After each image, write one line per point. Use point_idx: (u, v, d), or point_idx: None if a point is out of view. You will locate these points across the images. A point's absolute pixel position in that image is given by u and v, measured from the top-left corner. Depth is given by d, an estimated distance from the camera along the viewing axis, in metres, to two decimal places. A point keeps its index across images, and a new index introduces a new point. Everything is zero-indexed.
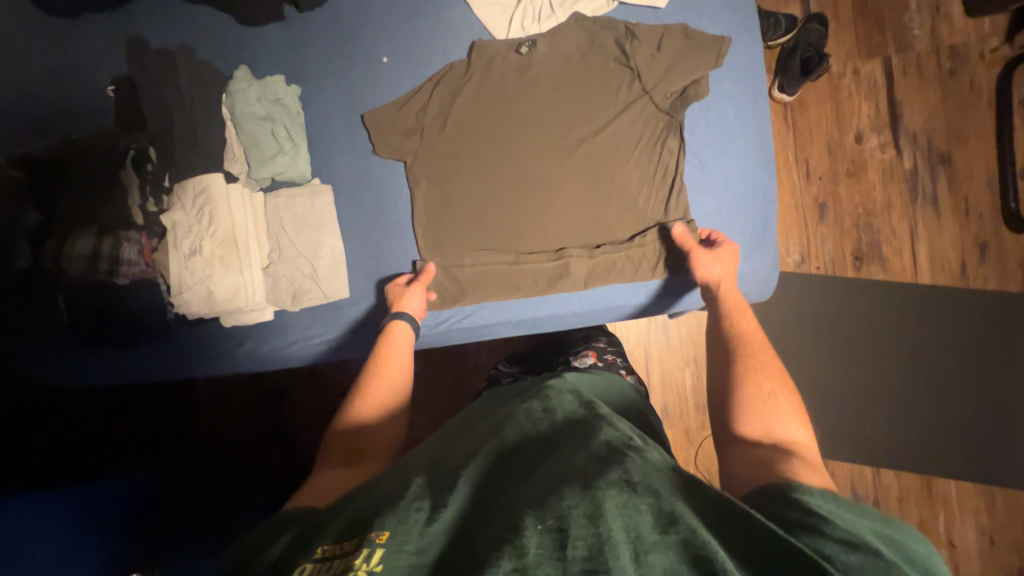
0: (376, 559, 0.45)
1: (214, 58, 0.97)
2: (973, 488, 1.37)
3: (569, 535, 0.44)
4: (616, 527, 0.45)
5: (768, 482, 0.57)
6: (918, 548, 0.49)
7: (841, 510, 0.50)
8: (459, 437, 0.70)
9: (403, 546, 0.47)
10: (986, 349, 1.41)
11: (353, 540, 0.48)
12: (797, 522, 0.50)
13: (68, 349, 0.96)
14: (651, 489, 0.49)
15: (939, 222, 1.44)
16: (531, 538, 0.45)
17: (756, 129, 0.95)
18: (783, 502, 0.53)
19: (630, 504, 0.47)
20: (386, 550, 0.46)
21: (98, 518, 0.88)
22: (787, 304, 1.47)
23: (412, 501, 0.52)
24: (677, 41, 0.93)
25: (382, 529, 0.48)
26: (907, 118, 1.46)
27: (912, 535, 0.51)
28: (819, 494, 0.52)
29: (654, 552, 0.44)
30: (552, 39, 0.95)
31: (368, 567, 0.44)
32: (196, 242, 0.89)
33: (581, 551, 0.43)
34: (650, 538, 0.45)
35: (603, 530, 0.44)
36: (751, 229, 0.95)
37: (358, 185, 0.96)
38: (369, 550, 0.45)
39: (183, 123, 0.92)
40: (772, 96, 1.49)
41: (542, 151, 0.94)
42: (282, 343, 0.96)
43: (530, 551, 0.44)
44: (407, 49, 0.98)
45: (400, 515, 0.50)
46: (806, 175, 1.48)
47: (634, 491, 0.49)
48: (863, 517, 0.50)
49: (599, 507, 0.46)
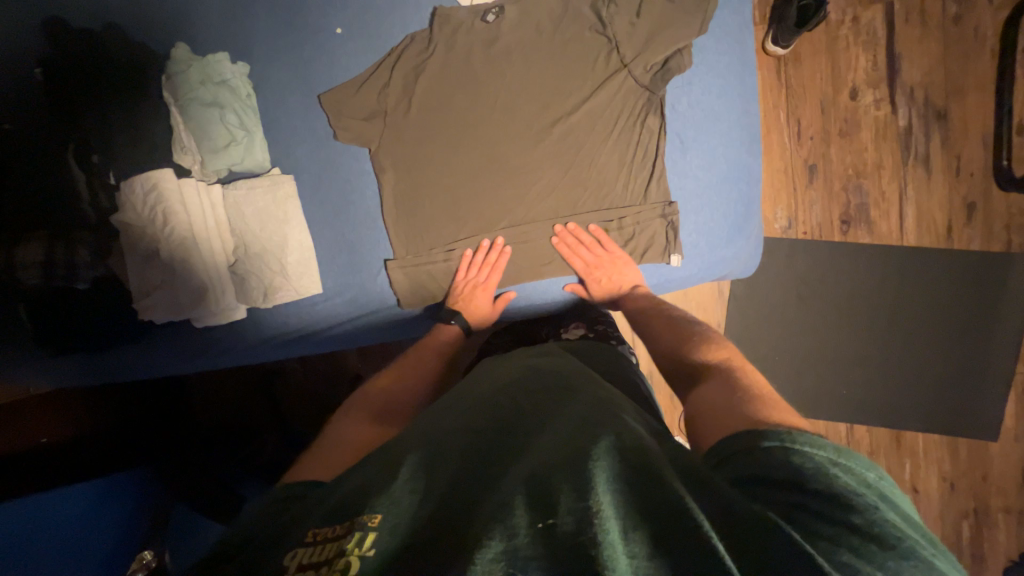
0: (368, 543, 0.43)
1: (152, 36, 0.89)
2: (940, 440, 1.44)
3: (557, 514, 0.42)
4: (606, 501, 0.43)
5: (723, 437, 0.54)
6: (873, 475, 0.47)
7: (797, 446, 0.48)
8: (450, 408, 0.68)
9: (394, 530, 0.45)
10: (966, 310, 1.43)
11: (346, 523, 0.46)
12: (755, 473, 0.47)
13: (25, 355, 0.90)
14: (640, 457, 0.48)
15: (929, 182, 1.41)
16: (521, 518, 0.42)
17: (740, 103, 0.90)
18: (742, 457, 0.49)
19: (619, 478, 0.46)
20: (378, 534, 0.44)
21: (100, 510, 0.92)
22: (772, 270, 1.46)
23: (404, 481, 0.50)
24: (657, 6, 0.85)
25: (375, 512, 0.46)
26: (905, 71, 1.38)
27: (867, 461, 0.48)
28: (773, 435, 0.50)
29: (640, 530, 0.41)
30: (523, 5, 0.86)
31: (359, 552, 0.42)
32: (152, 246, 0.85)
33: (570, 527, 0.41)
34: (637, 515, 0.42)
35: (593, 504, 0.42)
36: (733, 215, 0.92)
37: (322, 176, 0.91)
38: (361, 534, 0.43)
39: (124, 115, 0.85)
40: (765, 50, 1.40)
41: (523, 119, 0.88)
42: (259, 340, 0.94)
43: (520, 532, 0.41)
44: (363, 20, 0.89)
45: (390, 493, 0.48)
46: (797, 136, 1.42)
47: (622, 462, 0.47)
48: (817, 450, 0.48)
49: (588, 478, 0.44)
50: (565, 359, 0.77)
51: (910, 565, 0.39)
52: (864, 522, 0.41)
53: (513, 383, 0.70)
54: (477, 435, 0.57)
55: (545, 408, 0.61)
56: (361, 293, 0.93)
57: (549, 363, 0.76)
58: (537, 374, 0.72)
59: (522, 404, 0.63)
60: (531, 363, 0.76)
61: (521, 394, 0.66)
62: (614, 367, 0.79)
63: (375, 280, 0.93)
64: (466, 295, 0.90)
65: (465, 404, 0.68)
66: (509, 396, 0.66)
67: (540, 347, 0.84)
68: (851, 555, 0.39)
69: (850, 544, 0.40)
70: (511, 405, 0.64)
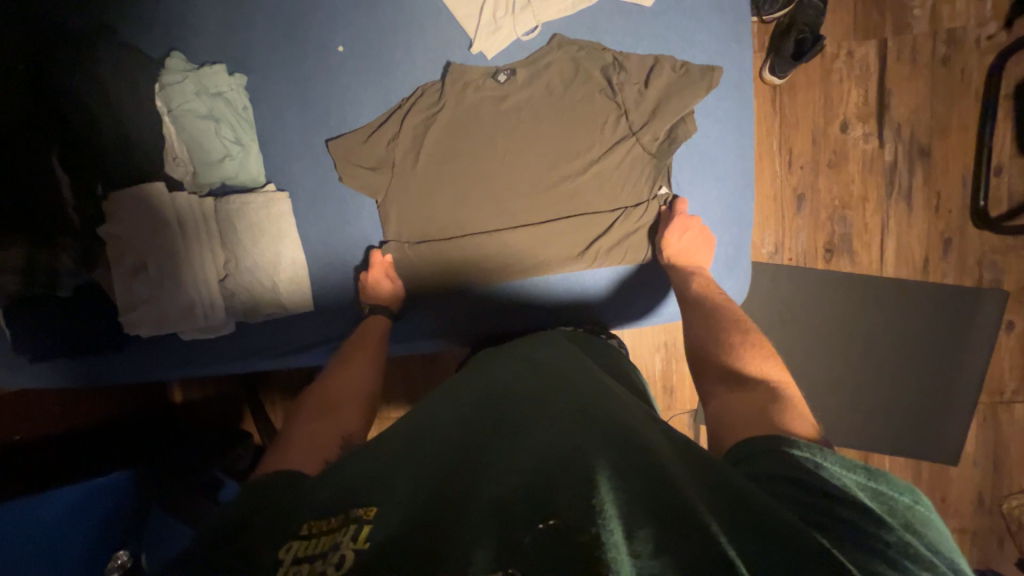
0: (364, 536, 0.43)
1: (145, 40, 0.87)
2: (903, 463, 1.51)
3: (561, 512, 0.43)
4: (609, 501, 0.43)
5: (757, 438, 0.58)
6: (906, 501, 0.48)
7: (826, 463, 0.51)
8: (449, 394, 0.67)
9: (388, 519, 0.44)
10: (937, 341, 1.49)
11: (341, 514, 0.46)
12: (780, 476, 0.50)
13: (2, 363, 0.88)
14: (643, 461, 0.48)
15: (910, 216, 1.46)
16: (521, 515, 0.43)
17: (736, 147, 0.91)
18: (775, 462, 0.52)
19: (623, 476, 0.47)
20: (373, 526, 0.44)
21: (79, 513, 0.89)
22: (756, 293, 1.50)
23: (399, 475, 0.50)
24: (666, 76, 0.86)
25: (371, 506, 0.46)
26: (894, 107, 1.42)
27: (904, 486, 0.50)
28: (804, 446, 0.53)
29: (646, 527, 0.42)
30: (534, 67, 0.88)
31: (355, 546, 0.42)
32: (141, 257, 0.83)
33: (572, 524, 0.41)
34: (642, 514, 0.43)
35: (596, 503, 0.43)
36: (723, 256, 0.94)
37: (317, 195, 0.90)
38: (357, 528, 0.43)
39: (113, 122, 0.83)
40: (762, 79, 1.42)
41: (534, 162, 0.88)
42: (246, 356, 0.93)
43: (520, 530, 0.42)
44: (366, 39, 0.88)
45: (389, 490, 0.48)
46: (788, 165, 1.45)
47: (626, 467, 0.48)
48: (848, 471, 0.50)
49: (592, 479, 0.45)
50: (567, 350, 0.78)
51: None
52: (898, 536, 0.43)
53: (512, 373, 0.70)
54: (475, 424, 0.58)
55: (545, 399, 0.62)
56: (352, 314, 0.93)
57: (551, 351, 0.76)
58: (538, 365, 0.71)
59: (522, 394, 0.63)
60: (533, 351, 0.77)
61: (519, 383, 0.67)
62: (608, 362, 0.79)
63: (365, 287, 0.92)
64: (370, 269, 0.88)
65: (461, 391, 0.68)
66: (509, 385, 0.66)
67: (540, 336, 0.84)
68: (872, 567, 0.41)
69: (878, 552, 0.42)
70: (512, 396, 0.63)
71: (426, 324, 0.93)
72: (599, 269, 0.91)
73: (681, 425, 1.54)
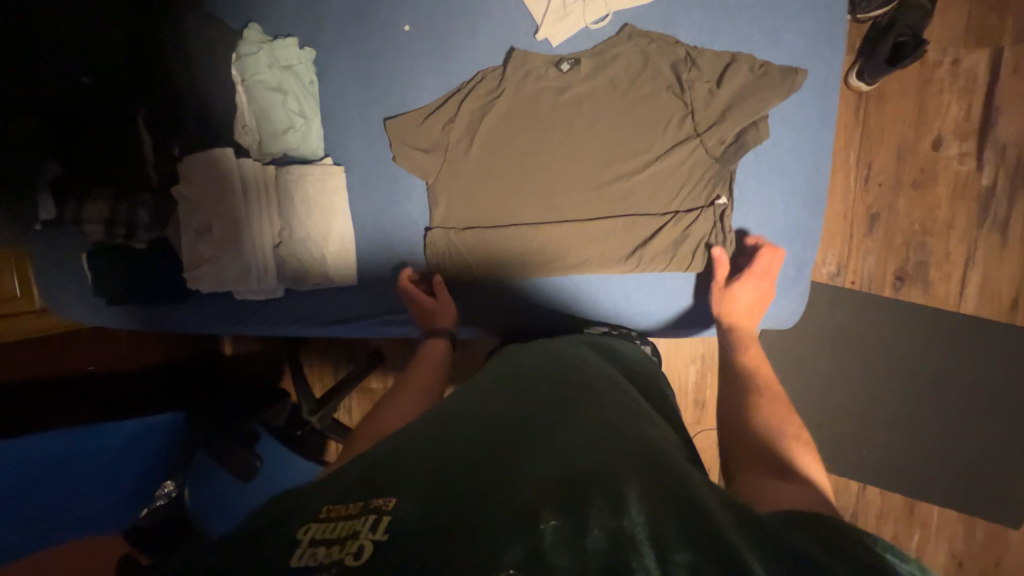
0: (383, 528, 0.42)
1: (226, 9, 0.90)
2: (955, 517, 1.38)
3: (588, 526, 0.42)
4: (639, 521, 0.42)
5: (805, 508, 0.52)
6: None
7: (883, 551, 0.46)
8: (474, 391, 0.67)
9: (408, 512, 0.44)
10: (1015, 390, 1.34)
11: (360, 501, 0.45)
12: (837, 544, 0.45)
13: (85, 302, 0.97)
14: (675, 483, 0.47)
15: (1003, 249, 1.30)
16: (546, 520, 0.42)
17: (810, 158, 0.84)
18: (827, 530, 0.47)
19: (654, 495, 0.45)
20: (392, 517, 0.43)
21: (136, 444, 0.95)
22: (810, 315, 1.40)
23: (418, 465, 0.50)
24: (741, 77, 0.80)
25: (391, 496, 0.45)
26: (1002, 126, 1.26)
27: None
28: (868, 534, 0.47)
29: (682, 550, 0.40)
30: (599, 58, 0.84)
31: (373, 537, 0.41)
32: (207, 218, 0.89)
33: (600, 544, 0.41)
34: (674, 535, 0.41)
35: (626, 525, 0.42)
36: (780, 274, 0.87)
37: (371, 172, 0.92)
38: (376, 518, 0.43)
39: (195, 88, 0.89)
40: (847, 83, 1.30)
41: (589, 157, 0.85)
42: (290, 321, 0.97)
43: (545, 537, 0.41)
44: (432, 19, 0.88)
45: (409, 483, 0.47)
46: (865, 180, 1.33)
47: (656, 483, 0.46)
48: (906, 563, 0.46)
49: (621, 495, 0.44)
50: (600, 359, 0.76)
51: None
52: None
53: (539, 375, 0.69)
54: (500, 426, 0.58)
55: (573, 408, 0.61)
56: (392, 292, 0.95)
57: (583, 360, 0.74)
58: (568, 372, 0.70)
59: (549, 400, 0.63)
60: (563, 355, 0.75)
61: (544, 386, 0.66)
62: (639, 370, 0.77)
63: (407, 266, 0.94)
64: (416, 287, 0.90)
65: (485, 387, 0.68)
66: (534, 387, 0.66)
67: (580, 345, 0.79)
68: None
69: None
70: (537, 398, 0.63)
71: (464, 311, 0.93)
72: (642, 276, 0.89)
73: (709, 441, 1.48)
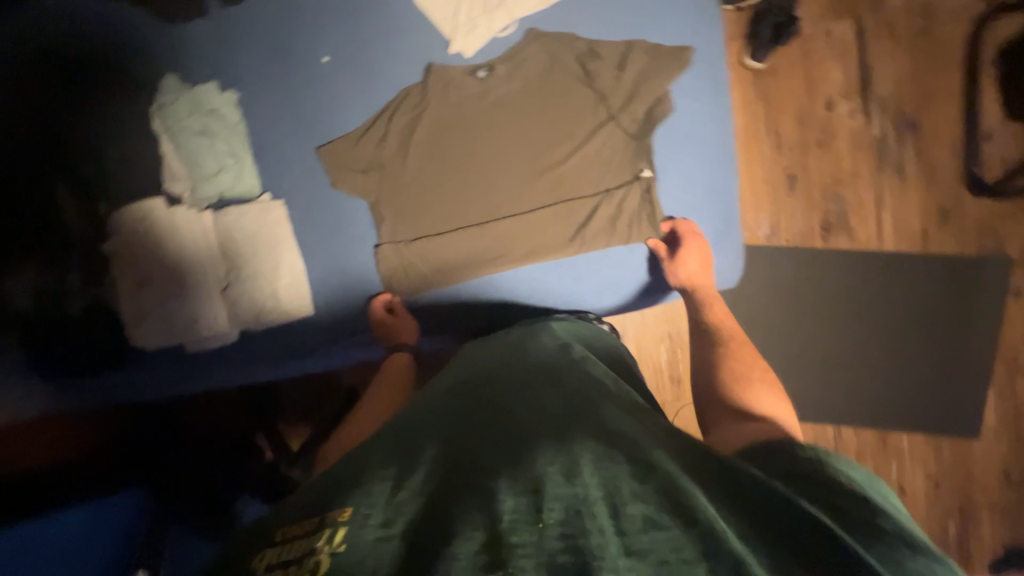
0: (339, 538, 0.41)
1: (137, 62, 0.90)
2: (924, 440, 1.47)
3: (546, 498, 0.43)
4: (593, 484, 0.44)
5: (761, 445, 0.60)
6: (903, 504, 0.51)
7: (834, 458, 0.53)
8: (432, 393, 0.67)
9: (367, 520, 0.43)
10: (944, 313, 1.47)
11: (315, 518, 0.44)
12: (787, 470, 0.53)
13: (17, 385, 0.90)
14: (628, 443, 0.49)
15: (905, 189, 1.45)
16: (506, 501, 0.43)
17: (715, 124, 0.93)
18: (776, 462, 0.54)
19: (606, 458, 0.47)
20: (349, 528, 0.42)
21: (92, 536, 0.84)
22: (757, 276, 1.49)
23: (377, 472, 0.49)
24: (639, 60, 0.90)
25: (346, 507, 0.44)
26: (878, 83, 1.43)
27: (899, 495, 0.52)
28: (817, 447, 0.55)
29: (634, 503, 0.42)
30: (512, 63, 0.90)
31: (330, 549, 0.40)
32: (147, 271, 0.87)
33: (558, 513, 0.42)
34: (628, 491, 0.43)
35: (581, 491, 0.43)
36: (712, 231, 0.94)
37: (310, 200, 0.92)
38: (333, 531, 0.41)
39: (115, 144, 0.88)
40: (743, 64, 1.44)
41: (518, 153, 0.90)
42: (250, 365, 0.94)
43: (504, 517, 0.41)
44: (350, 48, 0.91)
45: (364, 489, 0.46)
46: (777, 147, 1.46)
47: (610, 446, 0.49)
48: (858, 468, 0.52)
49: (576, 463, 0.46)
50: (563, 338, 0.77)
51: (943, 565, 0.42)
52: (892, 524, 0.45)
53: (494, 366, 0.70)
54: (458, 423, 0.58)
55: (528, 391, 0.62)
56: (351, 315, 0.94)
57: (538, 340, 0.76)
58: (523, 357, 0.71)
59: (505, 388, 0.63)
60: (518, 341, 0.76)
61: (500, 376, 0.67)
62: (600, 346, 0.81)
63: (361, 287, 0.94)
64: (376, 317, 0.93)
65: (442, 389, 0.68)
66: (490, 378, 0.67)
67: (542, 329, 0.80)
68: (879, 549, 0.42)
69: (879, 536, 0.44)
70: (492, 389, 0.64)
71: (428, 320, 0.95)
72: (591, 256, 0.92)
73: (691, 415, 1.52)
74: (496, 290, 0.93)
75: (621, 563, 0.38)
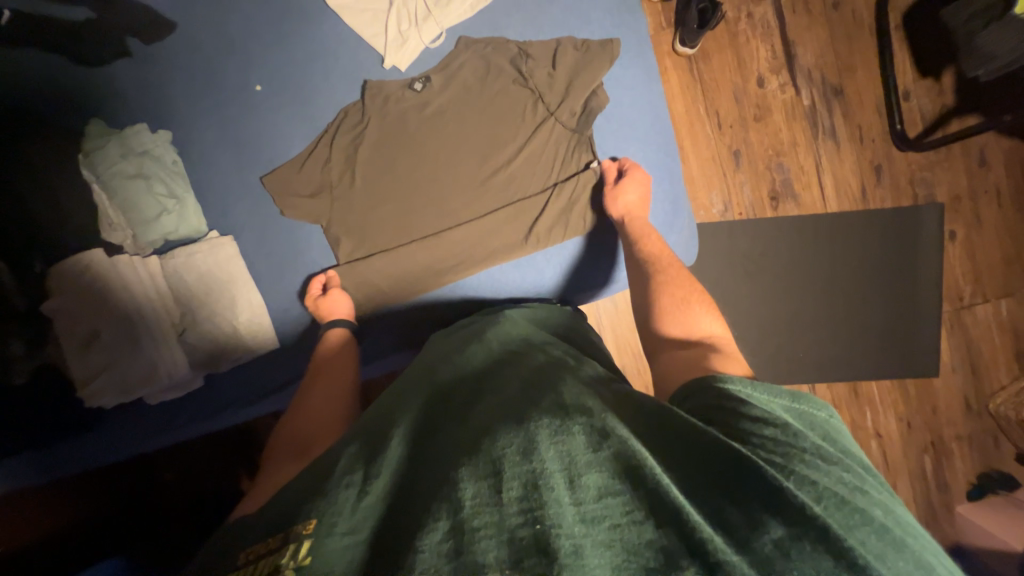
0: (303, 552, 0.42)
1: (59, 112, 0.86)
2: (891, 384, 1.55)
3: (504, 478, 0.43)
4: (550, 458, 0.44)
5: (692, 379, 0.60)
6: (823, 416, 0.54)
7: (754, 390, 0.54)
8: (397, 394, 0.66)
9: (333, 527, 0.44)
10: (891, 262, 1.56)
11: (280, 535, 0.45)
12: (714, 406, 0.54)
13: None
14: (584, 411, 0.50)
15: (840, 151, 1.54)
16: (466, 488, 0.43)
17: (651, 111, 0.97)
18: (706, 393, 0.55)
19: (561, 431, 0.47)
20: (315, 539, 0.43)
21: None
22: (716, 251, 1.54)
23: (342, 477, 0.48)
24: (569, 55, 0.91)
25: (310, 519, 0.44)
26: (801, 55, 1.52)
27: (819, 404, 0.55)
28: (737, 380, 0.55)
29: (590, 472, 0.43)
30: (447, 72, 0.91)
31: (295, 563, 0.41)
32: (91, 326, 0.82)
33: (515, 491, 0.42)
34: (583, 460, 0.45)
35: (538, 466, 0.44)
36: (662, 211, 0.97)
37: (262, 230, 0.91)
38: (297, 545, 0.42)
39: (40, 197, 0.82)
40: (676, 51, 1.49)
41: (463, 156, 0.91)
42: (219, 408, 0.91)
43: (465, 504, 0.42)
44: (283, 75, 0.90)
45: (329, 498, 0.46)
46: (718, 126, 1.52)
47: (567, 417, 0.49)
48: (776, 395, 0.54)
49: (533, 440, 0.46)
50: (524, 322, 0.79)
51: (848, 473, 0.46)
52: (812, 445, 0.48)
53: (456, 358, 0.70)
54: (423, 418, 0.58)
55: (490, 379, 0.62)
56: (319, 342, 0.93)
57: (500, 327, 0.75)
58: (485, 345, 0.71)
59: (468, 380, 0.64)
60: (479, 330, 0.77)
61: (465, 367, 0.67)
62: (569, 334, 0.82)
63: None
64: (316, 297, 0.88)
65: (405, 387, 0.68)
66: (454, 371, 0.67)
67: (501, 317, 0.81)
68: (801, 468, 0.45)
69: (799, 457, 0.46)
70: (455, 381, 0.64)
71: (399, 336, 0.95)
72: (549, 251, 0.94)
73: None
74: (460, 296, 0.93)
75: (576, 529, 0.40)
